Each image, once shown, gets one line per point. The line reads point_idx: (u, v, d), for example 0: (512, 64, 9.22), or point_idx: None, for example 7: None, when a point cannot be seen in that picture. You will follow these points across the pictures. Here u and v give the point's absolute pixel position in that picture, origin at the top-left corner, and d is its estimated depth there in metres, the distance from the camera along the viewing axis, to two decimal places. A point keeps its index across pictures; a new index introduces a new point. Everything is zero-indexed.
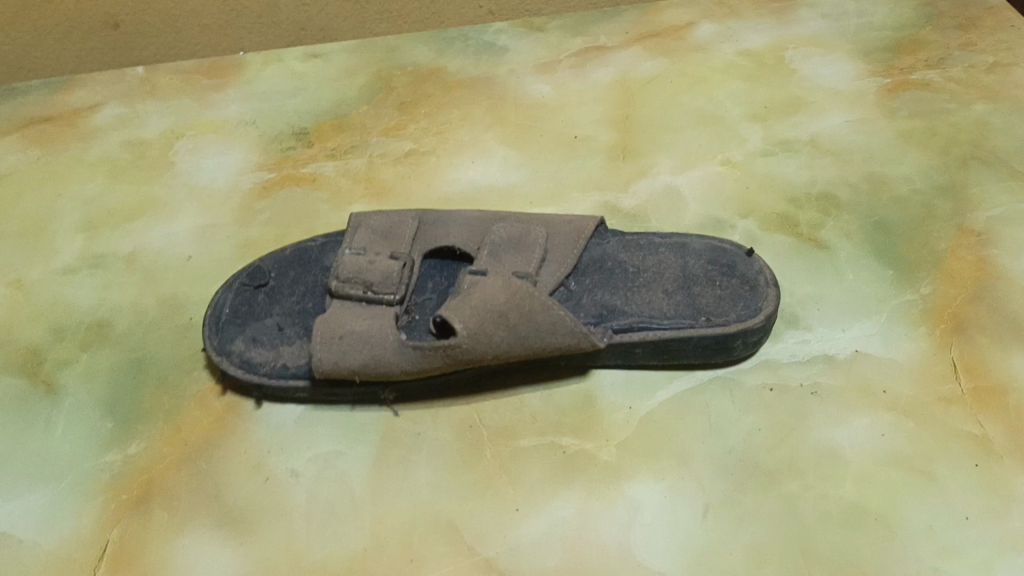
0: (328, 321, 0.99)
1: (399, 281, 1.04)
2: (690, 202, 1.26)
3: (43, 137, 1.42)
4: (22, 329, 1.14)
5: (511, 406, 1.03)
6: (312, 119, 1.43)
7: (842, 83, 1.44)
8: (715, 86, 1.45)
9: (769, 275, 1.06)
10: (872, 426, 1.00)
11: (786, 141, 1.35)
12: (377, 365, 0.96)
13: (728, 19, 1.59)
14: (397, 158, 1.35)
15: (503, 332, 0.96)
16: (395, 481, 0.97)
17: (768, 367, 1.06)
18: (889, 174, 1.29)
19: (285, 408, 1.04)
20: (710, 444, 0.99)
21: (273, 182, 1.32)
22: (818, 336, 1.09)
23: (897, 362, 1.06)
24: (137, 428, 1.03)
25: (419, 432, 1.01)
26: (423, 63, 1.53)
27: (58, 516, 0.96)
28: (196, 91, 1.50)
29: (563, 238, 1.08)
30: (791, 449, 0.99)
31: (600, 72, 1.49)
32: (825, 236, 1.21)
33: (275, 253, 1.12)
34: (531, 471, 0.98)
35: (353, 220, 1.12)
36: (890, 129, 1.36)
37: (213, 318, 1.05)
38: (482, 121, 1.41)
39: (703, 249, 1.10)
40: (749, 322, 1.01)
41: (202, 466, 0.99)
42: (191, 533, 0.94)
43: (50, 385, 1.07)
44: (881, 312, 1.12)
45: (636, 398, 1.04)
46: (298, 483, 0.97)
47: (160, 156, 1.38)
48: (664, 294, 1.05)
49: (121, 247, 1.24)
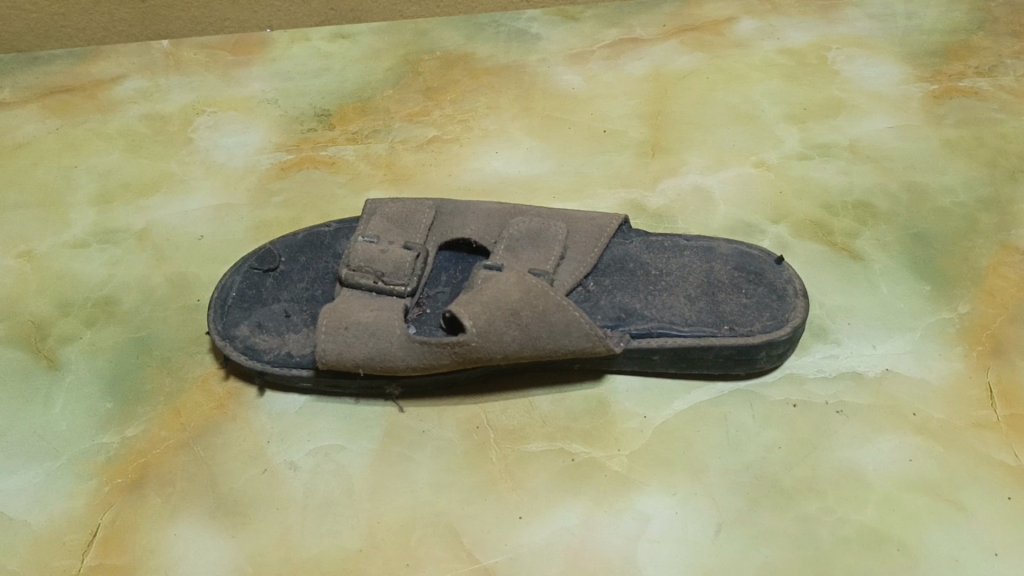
0: (335, 310, 0.95)
1: (411, 272, 1.00)
2: (720, 204, 1.21)
3: (64, 108, 1.40)
4: (28, 302, 1.12)
5: (520, 408, 0.99)
6: (335, 101, 1.39)
7: (885, 87, 1.38)
8: (752, 84, 1.40)
9: (798, 284, 1.01)
10: (899, 449, 0.95)
11: (824, 145, 1.29)
12: (382, 359, 0.93)
13: (770, 15, 1.54)
14: (419, 145, 1.31)
15: (515, 331, 0.92)
16: (396, 479, 0.94)
17: (792, 381, 1.01)
18: (931, 185, 1.23)
19: (288, 397, 1.01)
20: (726, 459, 0.95)
21: (291, 164, 1.29)
22: (846, 351, 1.04)
23: (929, 383, 1.01)
24: (137, 410, 1.00)
25: (423, 430, 0.98)
26: (452, 49, 1.50)
27: (51, 495, 0.93)
28: (220, 68, 1.47)
29: (584, 236, 1.04)
30: (811, 469, 0.94)
31: (633, 65, 1.44)
32: (860, 246, 1.15)
33: (286, 237, 1.09)
34: (537, 476, 0.94)
35: (369, 206, 1.08)
36: (934, 137, 1.30)
37: (219, 301, 1.02)
38: (510, 110, 1.37)
39: (730, 254, 1.05)
40: (774, 333, 0.96)
41: (200, 452, 0.96)
42: (183, 522, 0.91)
43: (52, 361, 1.05)
44: (915, 329, 1.06)
45: (652, 406, 0.99)
46: (296, 476, 0.94)
47: (179, 132, 1.35)
48: (687, 300, 1.00)
49: (133, 223, 1.21)
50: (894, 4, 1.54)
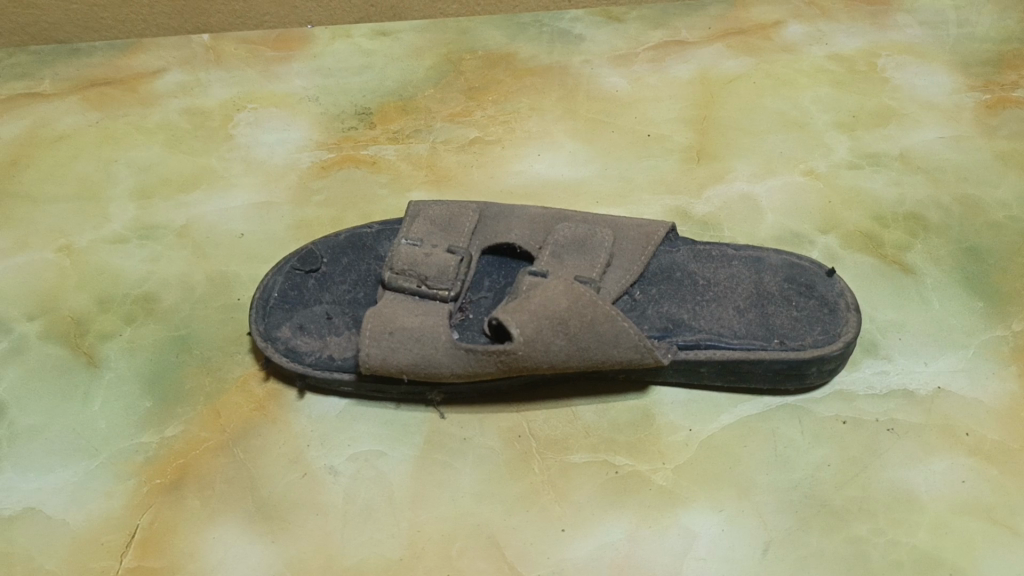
0: (379, 314, 0.94)
1: (455, 277, 0.99)
2: (768, 213, 1.18)
3: (104, 101, 1.40)
4: (68, 297, 1.11)
5: (563, 418, 0.98)
6: (377, 100, 1.38)
7: (937, 95, 1.35)
8: (801, 90, 1.37)
9: (850, 298, 0.99)
10: (952, 471, 0.93)
11: (874, 154, 1.27)
12: (426, 366, 0.91)
13: (820, 20, 1.51)
14: (461, 146, 1.30)
15: (563, 340, 0.90)
16: (437, 488, 0.92)
17: (842, 397, 0.99)
18: (984, 198, 1.20)
19: (328, 400, 0.99)
20: (774, 476, 0.93)
21: (332, 162, 1.28)
22: (898, 368, 1.01)
23: (983, 403, 0.98)
24: (176, 410, 0.99)
25: (465, 438, 0.96)
26: (494, 48, 1.48)
27: (89, 494, 0.93)
28: (260, 63, 1.46)
29: (631, 243, 1.02)
30: (861, 489, 0.91)
31: (679, 68, 1.41)
32: (911, 259, 1.13)
33: (328, 237, 1.08)
34: (580, 488, 0.92)
35: (412, 207, 1.06)
36: (988, 149, 1.27)
37: (260, 302, 1.01)
38: (552, 113, 1.35)
39: (780, 265, 1.03)
40: (826, 349, 0.94)
41: (239, 454, 0.95)
42: (222, 525, 0.90)
43: (91, 358, 1.05)
44: (968, 346, 1.03)
45: (698, 419, 0.97)
46: (336, 481, 0.93)
47: (219, 128, 1.34)
48: (736, 312, 0.98)
49: (173, 219, 1.21)
50: (947, 11, 1.51)
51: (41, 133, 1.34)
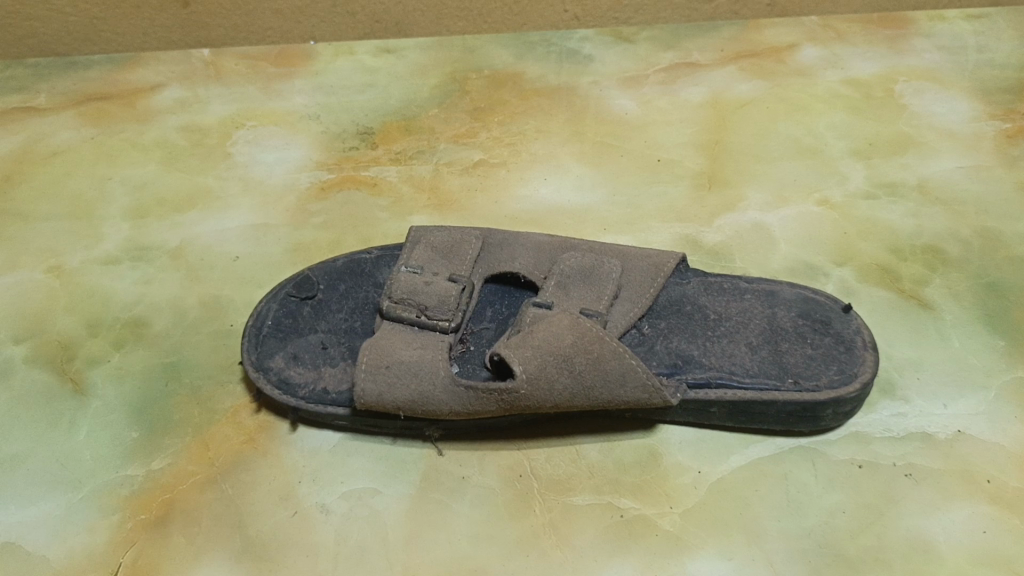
0: (376, 347, 0.90)
1: (456, 307, 0.95)
2: (781, 243, 1.14)
3: (101, 116, 1.37)
4: (56, 320, 1.08)
5: (566, 456, 0.94)
6: (379, 119, 1.35)
7: (956, 123, 1.31)
8: (815, 115, 1.34)
9: (867, 336, 0.95)
10: (973, 520, 0.88)
11: (891, 184, 1.23)
12: (424, 403, 0.87)
13: (835, 44, 1.48)
14: (464, 169, 1.26)
15: (568, 379, 0.86)
16: (434, 529, 0.88)
17: (858, 440, 0.95)
18: (1005, 231, 1.16)
19: (322, 434, 0.96)
20: (786, 523, 0.88)
21: (333, 183, 1.24)
22: (915, 410, 0.97)
23: (1004, 448, 0.94)
24: (164, 441, 0.95)
25: (463, 477, 0.92)
26: (501, 67, 1.45)
27: (69, 529, 0.88)
28: (262, 80, 1.43)
29: (639, 274, 0.98)
30: (877, 537, 0.87)
31: (690, 91, 1.38)
32: (929, 294, 1.09)
33: (325, 263, 1.04)
34: (583, 533, 0.88)
35: (413, 233, 1.03)
36: (1009, 180, 1.23)
37: (253, 330, 0.97)
38: (560, 135, 1.32)
39: (795, 299, 0.99)
40: (842, 390, 0.89)
41: (228, 490, 0.91)
42: (207, 566, 0.86)
43: (78, 385, 1.01)
44: (989, 387, 0.99)
45: (707, 461, 0.93)
46: (328, 521, 0.89)
47: (217, 146, 1.31)
48: (748, 349, 0.93)
49: (168, 240, 1.17)
50: (965, 36, 1.48)
51: (34, 148, 1.31)
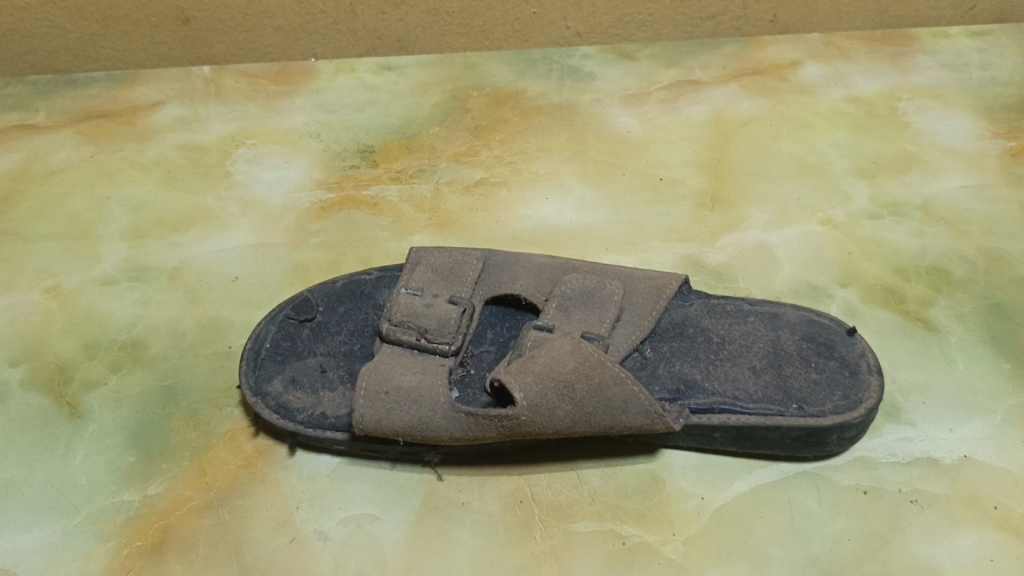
0: (375, 371, 0.89)
1: (456, 330, 0.94)
2: (784, 264, 1.13)
3: (100, 134, 1.36)
4: (53, 342, 1.07)
5: (567, 482, 0.93)
6: (380, 137, 1.34)
7: (959, 141, 1.31)
8: (818, 133, 1.33)
9: (872, 360, 0.94)
10: (980, 547, 0.86)
11: (895, 204, 1.22)
12: (424, 429, 0.86)
13: (837, 61, 1.47)
14: (465, 188, 1.25)
15: (569, 405, 0.85)
16: (433, 556, 0.87)
17: (863, 465, 0.94)
18: (1010, 251, 1.15)
19: (321, 459, 0.95)
20: (791, 550, 0.87)
21: (332, 203, 1.23)
22: (921, 434, 0.96)
23: (1011, 474, 0.92)
24: (161, 466, 0.94)
25: (463, 503, 0.91)
26: (502, 85, 1.44)
27: (64, 555, 0.87)
28: (262, 98, 1.43)
29: (642, 296, 0.97)
30: (882, 565, 0.85)
31: (692, 109, 1.37)
32: (934, 316, 1.08)
33: (324, 284, 1.03)
34: (584, 560, 0.86)
35: (413, 255, 1.02)
36: (1013, 199, 1.22)
37: (252, 354, 0.96)
38: (561, 154, 1.31)
39: (798, 322, 0.98)
40: (847, 416, 0.88)
41: (225, 516, 0.90)
42: None
43: (75, 408, 1.00)
44: (995, 412, 0.98)
45: (710, 486, 0.92)
46: (326, 547, 0.87)
47: (217, 165, 1.30)
48: (751, 373, 0.92)
49: (166, 260, 1.16)
50: (968, 53, 1.47)
51: (33, 167, 1.30)
